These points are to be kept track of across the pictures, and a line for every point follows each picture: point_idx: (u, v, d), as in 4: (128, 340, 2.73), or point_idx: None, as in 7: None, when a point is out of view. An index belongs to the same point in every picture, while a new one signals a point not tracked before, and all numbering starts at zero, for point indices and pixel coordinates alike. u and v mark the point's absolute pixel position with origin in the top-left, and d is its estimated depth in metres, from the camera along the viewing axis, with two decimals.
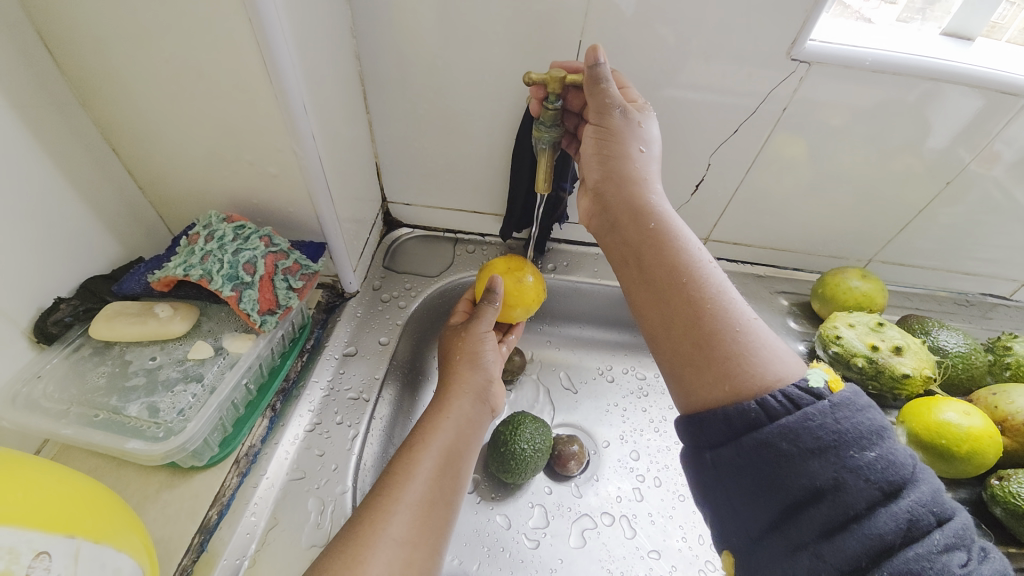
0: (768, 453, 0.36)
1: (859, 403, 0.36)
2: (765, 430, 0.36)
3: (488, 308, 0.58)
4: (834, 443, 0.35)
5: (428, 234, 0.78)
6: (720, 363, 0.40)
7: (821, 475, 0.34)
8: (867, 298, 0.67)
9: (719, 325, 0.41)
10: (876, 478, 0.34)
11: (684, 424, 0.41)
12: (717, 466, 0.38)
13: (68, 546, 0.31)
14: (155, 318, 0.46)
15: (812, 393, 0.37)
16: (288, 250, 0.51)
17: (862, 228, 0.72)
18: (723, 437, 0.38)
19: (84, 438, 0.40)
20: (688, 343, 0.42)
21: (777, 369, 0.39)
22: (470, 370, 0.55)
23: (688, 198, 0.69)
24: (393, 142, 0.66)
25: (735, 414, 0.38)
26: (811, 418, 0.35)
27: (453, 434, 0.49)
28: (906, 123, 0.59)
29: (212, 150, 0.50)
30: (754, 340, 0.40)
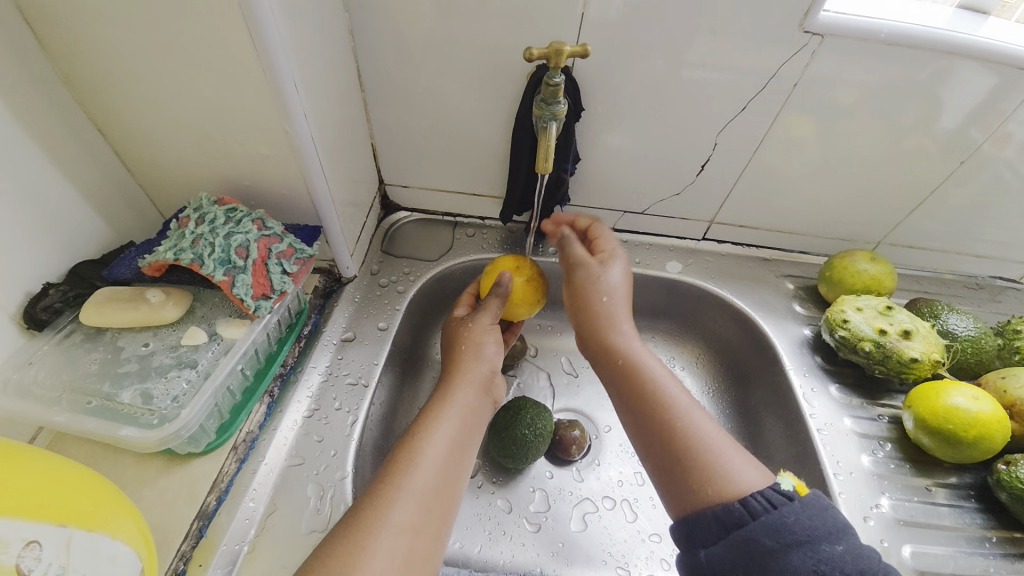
0: (755, 550, 0.41)
1: (823, 505, 0.43)
2: (752, 533, 0.42)
3: (493, 301, 0.58)
4: (808, 539, 0.41)
5: (427, 217, 0.76)
6: (701, 482, 0.46)
7: (801, 565, 0.40)
8: (876, 281, 0.66)
9: (691, 432, 0.48)
10: (849, 569, 0.39)
11: (678, 531, 0.46)
12: (711, 567, 0.42)
13: (60, 535, 0.31)
14: (147, 303, 0.45)
15: (784, 494, 0.43)
16: (282, 234, 0.49)
17: (871, 209, 0.70)
18: (717, 542, 0.43)
19: (78, 425, 0.39)
20: (676, 478, 0.47)
21: (754, 480, 0.45)
22: (473, 360, 0.54)
23: (693, 179, 0.67)
24: (389, 122, 0.64)
25: (727, 521, 0.43)
26: (788, 516, 0.42)
27: (457, 423, 0.48)
28: (918, 101, 0.57)
29: (200, 130, 0.48)
30: (721, 446, 0.47)
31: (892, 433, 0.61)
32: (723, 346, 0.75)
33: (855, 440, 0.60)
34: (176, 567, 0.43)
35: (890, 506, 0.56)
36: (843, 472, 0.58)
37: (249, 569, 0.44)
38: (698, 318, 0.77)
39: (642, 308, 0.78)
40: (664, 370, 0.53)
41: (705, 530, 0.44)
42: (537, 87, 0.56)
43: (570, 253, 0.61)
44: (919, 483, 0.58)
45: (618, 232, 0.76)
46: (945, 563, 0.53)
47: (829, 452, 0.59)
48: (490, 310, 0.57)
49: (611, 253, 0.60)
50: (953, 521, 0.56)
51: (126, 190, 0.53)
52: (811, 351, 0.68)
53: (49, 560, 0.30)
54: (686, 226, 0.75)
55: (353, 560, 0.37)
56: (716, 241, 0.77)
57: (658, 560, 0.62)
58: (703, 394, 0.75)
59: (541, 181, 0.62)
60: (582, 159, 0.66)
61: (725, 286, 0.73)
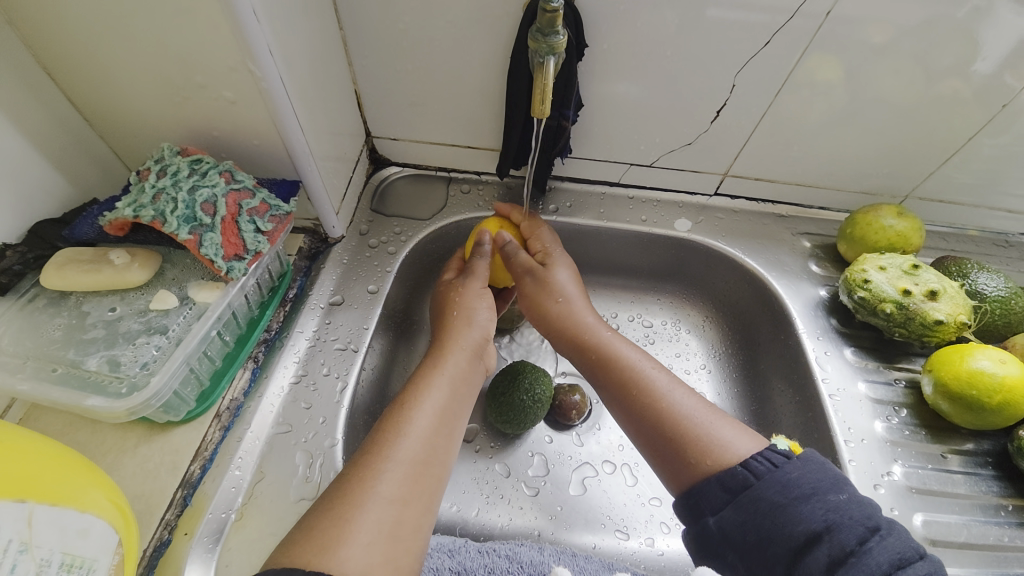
0: (764, 508, 0.39)
1: (820, 459, 0.42)
2: (759, 491, 0.40)
3: (478, 261, 0.56)
4: (814, 491, 0.39)
5: (419, 172, 0.71)
6: (695, 453, 0.44)
7: (812, 519, 0.38)
8: (902, 238, 0.61)
9: (675, 409, 0.47)
10: (859, 517, 0.38)
11: (684, 506, 0.43)
12: (722, 531, 0.41)
13: (18, 512, 0.29)
14: (111, 265, 0.43)
15: (782, 453, 0.42)
16: (253, 188, 0.46)
17: (902, 161, 0.64)
18: (725, 506, 0.41)
19: (43, 395, 0.37)
20: (670, 454, 0.46)
21: (748, 447, 0.44)
22: (464, 326, 0.51)
23: (707, 127, 0.61)
24: (371, 65, 0.58)
25: (732, 484, 0.41)
26: (792, 471, 0.40)
27: (447, 392, 0.46)
28: (950, 43, 0.50)
29: (156, 70, 0.43)
30: (707, 419, 0.46)
31: (908, 399, 0.58)
32: (732, 308, 0.72)
33: (869, 405, 0.57)
34: (160, 536, 0.42)
35: (902, 473, 0.54)
36: (854, 438, 0.55)
37: (237, 537, 0.43)
38: (707, 279, 0.73)
39: (647, 269, 0.74)
40: (636, 357, 0.51)
41: (711, 497, 0.42)
42: (534, 19, 0.49)
43: (517, 261, 0.56)
44: (934, 450, 0.55)
45: (624, 187, 0.71)
46: (957, 530, 0.51)
47: (841, 419, 0.56)
48: (479, 275, 0.55)
49: (555, 256, 0.59)
50: (967, 488, 0.53)
51: (85, 141, 0.49)
52: (827, 313, 0.64)
53: (7, 537, 0.28)
54: (697, 180, 0.69)
55: (338, 532, 0.35)
56: (728, 197, 0.71)
57: (658, 523, 0.61)
58: (709, 358, 0.72)
59: (539, 129, 0.57)
60: (584, 106, 0.60)
61: (737, 245, 0.69)
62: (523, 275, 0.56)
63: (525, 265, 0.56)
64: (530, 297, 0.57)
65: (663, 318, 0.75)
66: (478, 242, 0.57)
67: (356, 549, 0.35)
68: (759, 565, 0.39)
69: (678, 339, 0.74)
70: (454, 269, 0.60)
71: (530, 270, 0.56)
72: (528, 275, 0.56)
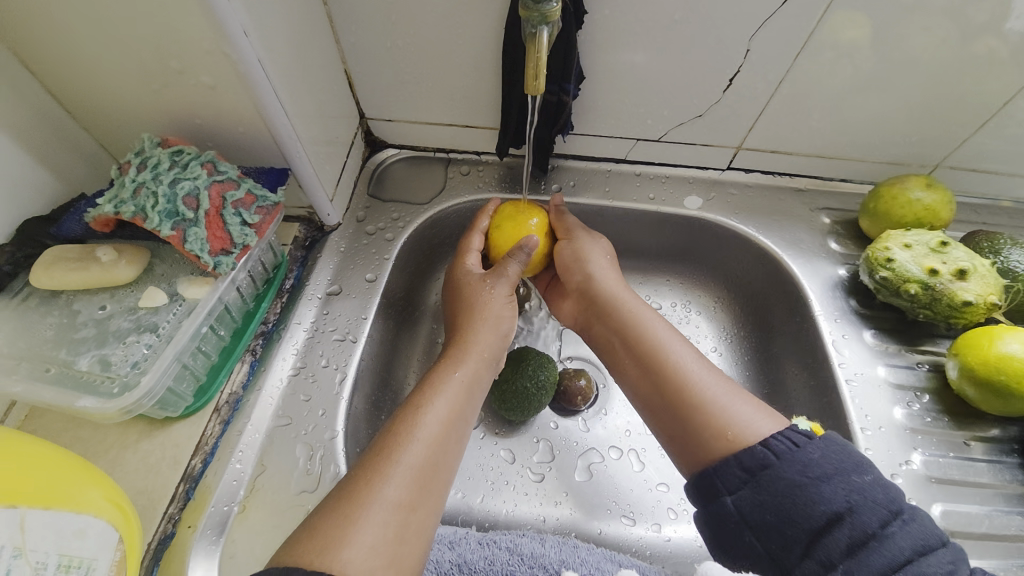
0: (783, 486, 0.38)
1: (843, 441, 0.40)
2: (778, 471, 0.38)
3: (512, 264, 0.53)
4: (836, 471, 0.37)
5: (417, 154, 0.68)
6: (712, 427, 0.42)
7: (833, 500, 0.36)
8: (930, 212, 0.57)
9: (694, 381, 0.45)
10: (882, 500, 0.36)
11: (698, 487, 0.42)
12: (739, 510, 0.39)
13: (11, 518, 0.31)
14: (97, 263, 0.42)
15: (804, 433, 0.40)
16: (238, 179, 0.44)
17: (933, 127, 0.59)
18: (744, 486, 0.39)
19: (35, 395, 0.37)
20: (685, 430, 0.44)
21: (767, 426, 0.42)
22: (488, 332, 0.50)
23: (719, 97, 0.57)
24: (360, 42, 0.55)
25: (751, 463, 0.39)
26: (813, 452, 0.39)
27: (461, 394, 0.45)
28: None
29: (131, 56, 0.41)
30: (727, 394, 0.44)
31: (931, 383, 0.55)
32: (745, 289, 0.69)
33: (888, 391, 0.55)
34: (164, 529, 0.42)
35: (922, 462, 0.51)
36: (871, 426, 0.53)
37: (241, 528, 0.44)
38: (719, 259, 0.70)
39: (656, 249, 0.71)
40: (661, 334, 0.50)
41: (729, 475, 0.40)
42: None
43: (564, 222, 0.59)
44: (957, 437, 0.53)
45: (631, 163, 0.67)
46: (978, 521, 0.49)
47: (859, 405, 0.54)
48: (512, 278, 0.53)
49: (590, 229, 0.60)
50: (990, 477, 0.51)
51: (68, 134, 0.47)
52: (846, 294, 0.61)
53: (0, 544, 0.30)
54: (709, 154, 0.65)
55: (339, 533, 0.35)
56: (742, 170, 0.67)
57: (665, 509, 0.60)
58: (721, 340, 0.70)
59: (536, 106, 0.54)
60: (587, 79, 0.56)
61: (751, 223, 0.65)
62: (573, 230, 0.59)
63: (571, 223, 0.59)
64: (564, 255, 0.58)
65: (673, 299, 0.72)
66: (518, 247, 0.53)
67: (358, 551, 0.34)
68: (774, 548, 0.38)
69: (688, 321, 0.71)
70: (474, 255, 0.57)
71: (579, 229, 0.59)
72: (574, 231, 0.59)
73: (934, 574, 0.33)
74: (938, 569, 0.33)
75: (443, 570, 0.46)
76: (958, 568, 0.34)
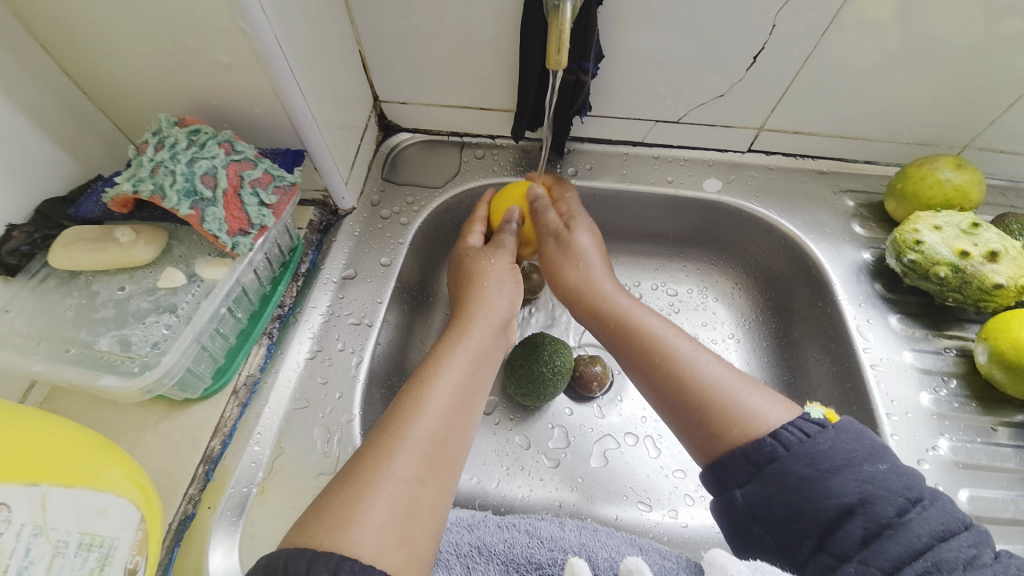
0: (793, 480, 0.37)
1: (855, 428, 0.39)
2: (787, 464, 0.37)
3: (507, 236, 0.54)
4: (847, 463, 0.37)
5: (431, 137, 0.67)
6: (721, 423, 0.41)
7: (846, 492, 0.36)
8: (960, 192, 0.55)
9: (700, 376, 0.44)
10: (897, 488, 0.35)
11: (709, 476, 0.41)
12: (749, 505, 0.38)
13: (33, 495, 0.31)
14: (116, 243, 0.42)
15: (816, 422, 0.39)
16: (255, 159, 0.44)
17: (965, 106, 0.56)
18: (751, 480, 0.39)
19: (56, 374, 0.37)
20: (693, 424, 0.43)
21: (779, 414, 0.41)
22: (488, 299, 0.50)
23: (742, 76, 0.55)
24: (375, 21, 0.53)
25: (758, 456, 0.39)
26: (823, 442, 0.38)
27: (469, 369, 0.44)
28: None
29: (146, 33, 0.40)
30: (735, 386, 0.43)
31: (958, 368, 0.54)
32: (764, 274, 0.67)
33: (915, 375, 0.53)
34: (184, 509, 0.42)
35: (948, 447, 0.50)
36: (897, 412, 0.52)
37: (260, 510, 0.44)
38: (737, 243, 0.68)
39: (672, 234, 0.70)
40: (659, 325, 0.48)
41: (736, 469, 0.39)
42: None
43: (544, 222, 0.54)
44: (984, 423, 0.51)
45: (648, 146, 0.66)
46: (1004, 507, 0.48)
47: (884, 391, 0.53)
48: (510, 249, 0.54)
49: (578, 219, 0.55)
50: (1017, 463, 0.50)
51: (85, 115, 0.47)
52: (870, 278, 0.59)
53: (22, 520, 0.30)
54: (729, 136, 0.64)
55: (348, 513, 0.34)
56: (763, 153, 0.66)
57: (682, 495, 0.59)
58: (738, 326, 0.69)
59: (556, 86, 0.52)
60: (606, 58, 0.55)
61: (771, 206, 0.64)
62: (546, 239, 0.54)
63: (550, 227, 0.54)
64: (550, 263, 0.55)
65: (689, 285, 0.71)
66: (506, 220, 0.55)
67: (368, 529, 0.34)
68: (788, 540, 0.37)
69: (705, 307, 0.70)
70: (477, 233, 0.58)
71: (555, 234, 0.54)
72: (551, 237, 0.54)
73: (954, 560, 0.32)
74: (958, 554, 0.32)
75: (462, 552, 0.45)
76: (980, 553, 0.33)
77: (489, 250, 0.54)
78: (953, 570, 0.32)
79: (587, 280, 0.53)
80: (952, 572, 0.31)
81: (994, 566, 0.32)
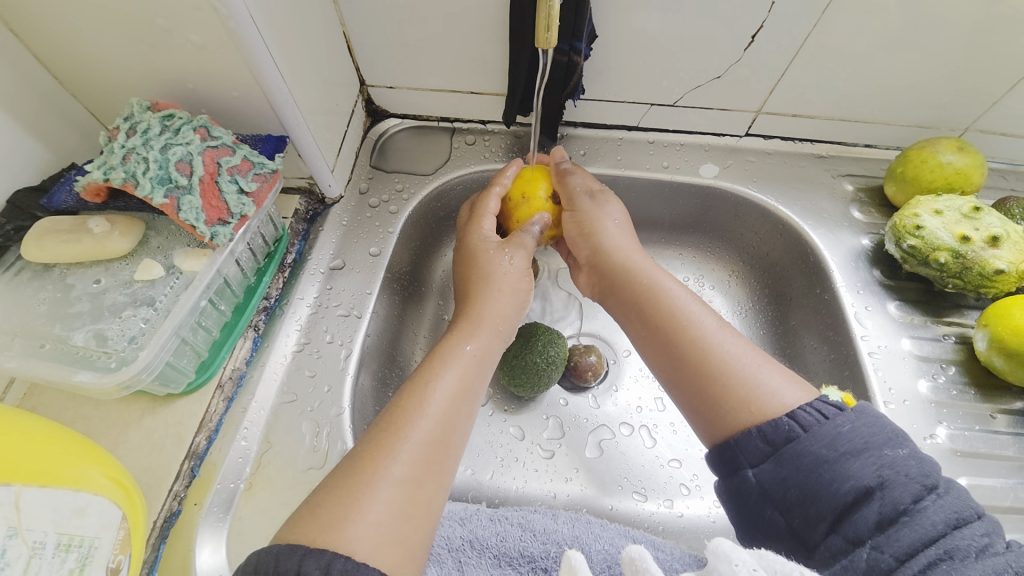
0: (810, 461, 0.36)
1: (878, 412, 0.38)
2: (804, 445, 0.37)
3: (528, 239, 0.52)
4: (866, 446, 0.36)
5: (420, 123, 0.65)
6: (736, 400, 0.41)
7: (863, 475, 0.35)
8: (961, 176, 0.54)
9: (720, 351, 0.43)
10: (915, 475, 0.34)
11: (718, 458, 0.40)
12: (762, 485, 0.38)
13: (6, 495, 0.31)
14: (90, 234, 0.41)
15: (834, 405, 0.38)
16: (233, 145, 0.42)
17: (969, 87, 0.55)
18: (766, 460, 0.38)
19: (29, 371, 0.36)
20: (705, 400, 0.42)
21: (796, 395, 0.40)
22: (494, 295, 0.48)
23: (739, 57, 0.53)
24: (358, 2, 0.51)
25: (775, 437, 0.38)
26: (843, 424, 0.37)
27: (471, 367, 0.43)
28: None
29: (113, 12, 0.38)
30: (753, 363, 0.42)
31: (958, 355, 0.53)
32: (762, 261, 0.66)
33: (913, 363, 0.53)
34: (170, 506, 0.41)
35: (947, 435, 0.50)
36: (895, 400, 0.51)
37: (248, 505, 0.43)
38: (734, 229, 0.67)
39: (669, 221, 0.69)
40: (689, 298, 0.48)
41: (751, 449, 0.39)
42: None
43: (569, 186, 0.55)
44: (983, 410, 0.51)
45: (644, 131, 0.64)
46: (1003, 495, 0.48)
47: (882, 379, 0.52)
48: (529, 248, 0.52)
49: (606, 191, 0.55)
50: (1016, 450, 0.49)
51: (55, 101, 0.45)
52: (869, 264, 0.58)
53: None
54: (726, 119, 0.62)
55: (343, 511, 0.34)
56: (761, 137, 0.64)
57: (678, 485, 0.59)
58: (735, 314, 0.68)
59: (546, 69, 0.51)
60: (599, 39, 0.53)
61: (768, 192, 0.63)
62: (578, 197, 0.54)
63: (581, 188, 0.55)
64: (579, 220, 0.54)
65: (686, 273, 0.70)
66: (530, 224, 0.53)
67: (363, 527, 0.33)
68: (800, 525, 0.36)
69: (702, 295, 0.69)
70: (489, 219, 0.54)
71: (588, 194, 0.54)
72: (584, 196, 0.54)
73: (967, 547, 0.31)
74: (971, 543, 0.31)
75: (454, 546, 0.45)
76: (993, 542, 0.32)
77: (504, 249, 0.51)
78: (966, 557, 0.31)
79: (614, 241, 0.52)
80: (966, 559, 0.31)
81: (1007, 555, 0.31)
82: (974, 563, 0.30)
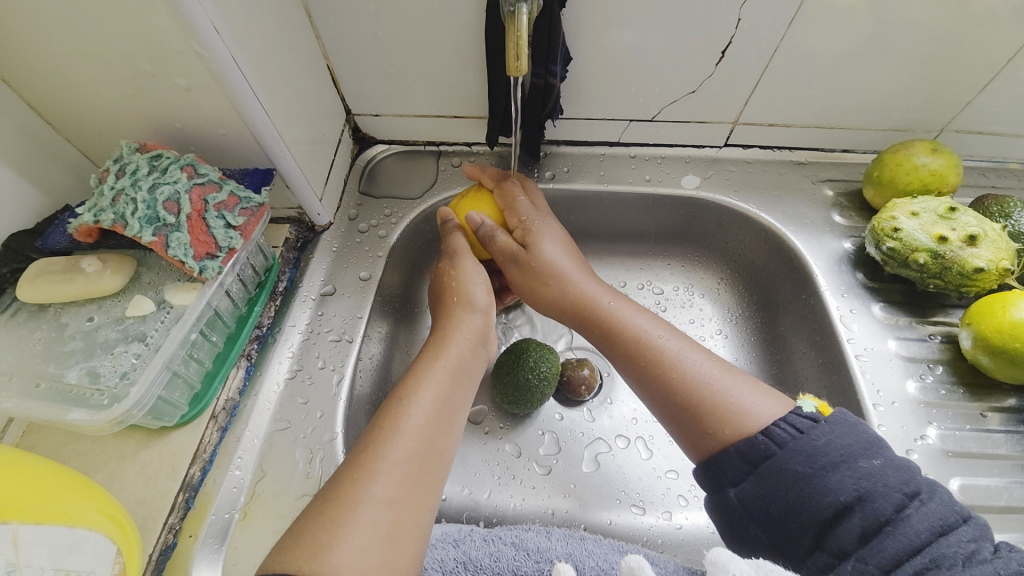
0: (788, 478, 0.36)
1: (849, 421, 0.38)
2: (781, 462, 0.37)
3: (456, 239, 0.54)
4: (842, 459, 0.36)
5: (407, 148, 0.67)
6: (713, 422, 0.41)
7: (842, 489, 0.35)
8: (937, 177, 0.55)
9: (690, 376, 0.43)
10: (894, 483, 0.35)
11: (703, 475, 0.41)
12: (744, 504, 0.38)
13: (2, 533, 0.32)
14: (83, 274, 0.42)
15: (808, 417, 0.38)
16: (219, 181, 0.44)
17: (938, 90, 0.56)
18: (746, 478, 0.38)
19: (25, 411, 0.37)
20: (687, 419, 0.42)
21: (771, 410, 0.40)
22: (466, 315, 0.50)
23: (712, 71, 0.55)
24: (341, 36, 0.53)
25: (753, 455, 0.38)
26: (819, 438, 0.37)
27: (446, 379, 0.44)
28: None
29: (105, 60, 0.40)
30: (726, 383, 0.42)
31: (945, 355, 0.54)
32: (749, 268, 0.67)
33: (900, 364, 0.53)
34: (165, 539, 0.42)
35: (937, 436, 0.50)
36: (883, 402, 0.51)
37: (242, 536, 0.43)
38: (719, 239, 0.68)
39: (656, 233, 0.70)
40: (651, 330, 0.47)
41: (731, 468, 0.39)
42: None
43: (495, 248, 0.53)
44: (973, 409, 0.51)
45: (625, 146, 0.66)
46: (998, 494, 0.47)
47: (870, 381, 0.52)
48: (463, 250, 0.52)
49: (533, 231, 0.53)
50: (1009, 449, 0.49)
51: (51, 146, 0.47)
52: (852, 268, 0.59)
53: None
54: (706, 131, 0.63)
55: (328, 538, 0.34)
56: (741, 146, 0.66)
57: (675, 496, 0.59)
58: (725, 322, 0.68)
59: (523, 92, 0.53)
60: (574, 60, 0.55)
61: (750, 200, 0.64)
62: (507, 264, 0.53)
63: (505, 252, 0.52)
64: (519, 281, 0.54)
65: (675, 283, 0.71)
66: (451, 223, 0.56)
67: (349, 554, 0.33)
68: (782, 540, 0.37)
69: (691, 304, 0.69)
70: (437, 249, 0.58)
71: (511, 258, 0.52)
72: (511, 263, 0.53)
73: (953, 555, 0.31)
74: (958, 549, 0.32)
75: (448, 568, 0.45)
76: (979, 547, 0.32)
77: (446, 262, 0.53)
78: (953, 566, 0.31)
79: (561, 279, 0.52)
80: (954, 568, 0.31)
81: (993, 561, 0.31)
82: (960, 571, 0.31)
